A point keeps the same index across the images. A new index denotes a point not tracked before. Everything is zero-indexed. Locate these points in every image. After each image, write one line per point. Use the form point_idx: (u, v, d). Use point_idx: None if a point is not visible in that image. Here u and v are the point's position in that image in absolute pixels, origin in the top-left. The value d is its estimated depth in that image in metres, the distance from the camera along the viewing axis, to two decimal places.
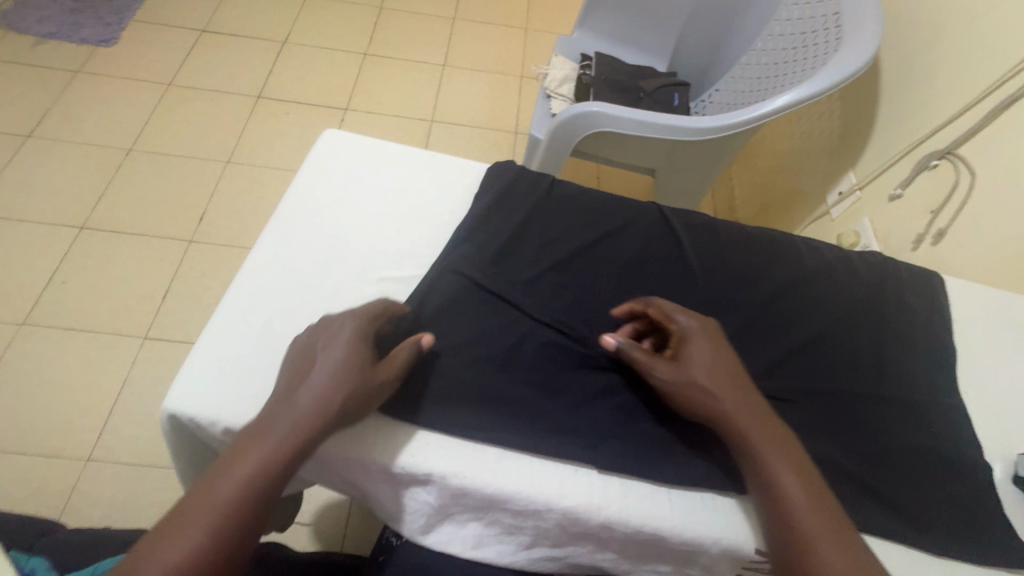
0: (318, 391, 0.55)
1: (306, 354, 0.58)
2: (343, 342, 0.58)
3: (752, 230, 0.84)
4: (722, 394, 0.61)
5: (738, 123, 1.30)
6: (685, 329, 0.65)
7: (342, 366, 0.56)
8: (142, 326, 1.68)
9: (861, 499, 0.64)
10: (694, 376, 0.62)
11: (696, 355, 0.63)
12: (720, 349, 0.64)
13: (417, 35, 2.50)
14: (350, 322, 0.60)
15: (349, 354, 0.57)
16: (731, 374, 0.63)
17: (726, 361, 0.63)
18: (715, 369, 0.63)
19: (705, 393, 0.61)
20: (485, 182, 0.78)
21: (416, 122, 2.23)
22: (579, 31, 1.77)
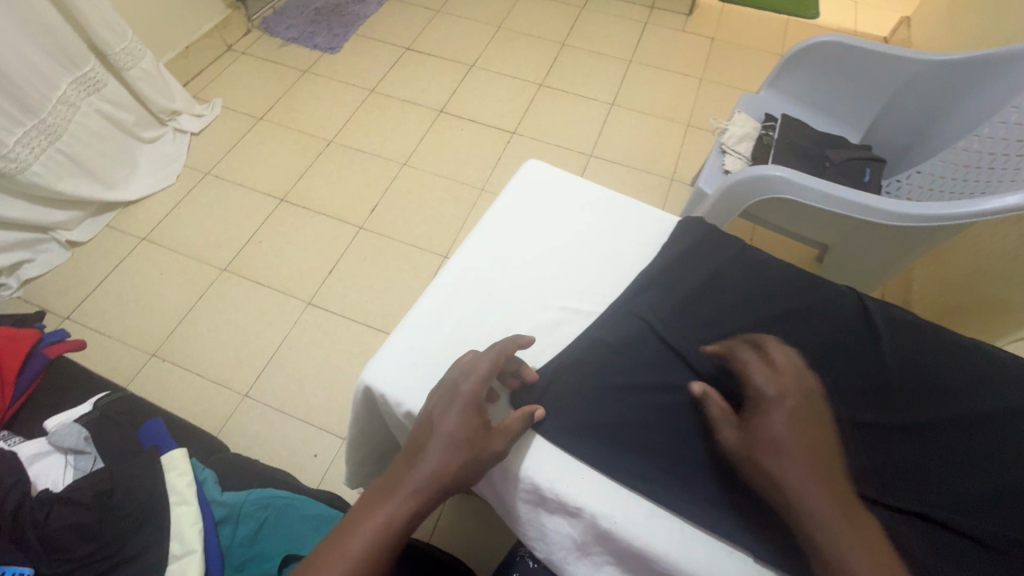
0: (445, 449, 0.56)
1: (423, 412, 0.60)
2: (456, 400, 0.59)
3: (968, 341, 0.74)
4: (796, 465, 0.53)
5: (947, 214, 1.16)
6: (767, 389, 0.58)
7: (462, 426, 0.57)
8: (309, 292, 1.93)
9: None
10: (766, 441, 0.55)
11: (775, 417, 0.56)
12: (804, 421, 0.56)
13: (592, 73, 2.61)
14: (459, 380, 0.61)
15: (465, 414, 0.58)
16: (813, 446, 0.55)
17: (807, 428, 0.55)
18: (795, 444, 0.54)
19: (777, 459, 0.54)
20: (674, 234, 0.80)
21: (575, 155, 2.31)
22: (766, 91, 1.73)
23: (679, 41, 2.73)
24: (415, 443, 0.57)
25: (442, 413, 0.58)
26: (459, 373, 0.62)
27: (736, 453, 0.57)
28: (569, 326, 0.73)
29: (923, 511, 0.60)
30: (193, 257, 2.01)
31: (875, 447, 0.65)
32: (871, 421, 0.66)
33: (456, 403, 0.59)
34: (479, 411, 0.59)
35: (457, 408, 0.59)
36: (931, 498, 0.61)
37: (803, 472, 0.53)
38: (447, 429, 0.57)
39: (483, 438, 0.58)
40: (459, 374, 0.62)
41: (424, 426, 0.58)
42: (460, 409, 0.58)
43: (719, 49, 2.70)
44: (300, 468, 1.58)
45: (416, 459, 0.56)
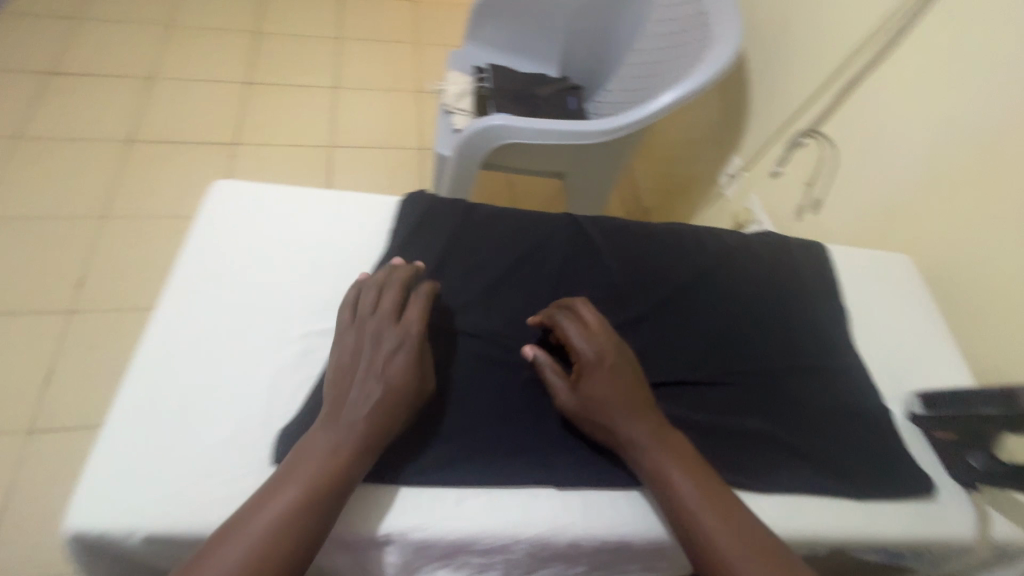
0: (368, 407, 0.57)
1: (347, 368, 0.60)
2: (388, 355, 0.60)
3: (662, 224, 0.86)
4: (616, 418, 0.62)
5: (632, 121, 1.37)
6: (586, 353, 0.65)
7: (393, 386, 0.59)
8: (23, 418, 1.46)
9: (796, 464, 0.67)
10: (592, 406, 0.62)
11: (590, 385, 0.63)
12: (620, 374, 0.64)
13: (302, 59, 2.39)
14: (389, 325, 0.62)
15: (395, 371, 0.59)
16: (623, 389, 0.63)
17: (629, 387, 0.64)
18: (621, 396, 0.63)
19: (603, 419, 0.62)
20: (399, 215, 0.76)
21: (315, 150, 2.13)
22: (468, 43, 1.78)
23: (381, 9, 2.66)
24: (340, 406, 0.58)
25: (370, 369, 0.60)
26: (388, 318, 0.63)
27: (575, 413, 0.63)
28: (319, 351, 0.65)
29: (667, 381, 0.70)
30: None
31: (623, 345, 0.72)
32: (614, 323, 0.74)
33: (386, 351, 0.60)
34: (416, 363, 0.61)
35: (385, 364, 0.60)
36: (671, 367, 0.72)
37: (624, 414, 0.62)
38: (377, 387, 0.58)
39: (412, 390, 0.59)
40: (384, 325, 0.62)
41: (355, 386, 0.59)
42: (390, 362, 0.60)
43: (423, 9, 2.72)
44: None
45: (339, 425, 0.56)
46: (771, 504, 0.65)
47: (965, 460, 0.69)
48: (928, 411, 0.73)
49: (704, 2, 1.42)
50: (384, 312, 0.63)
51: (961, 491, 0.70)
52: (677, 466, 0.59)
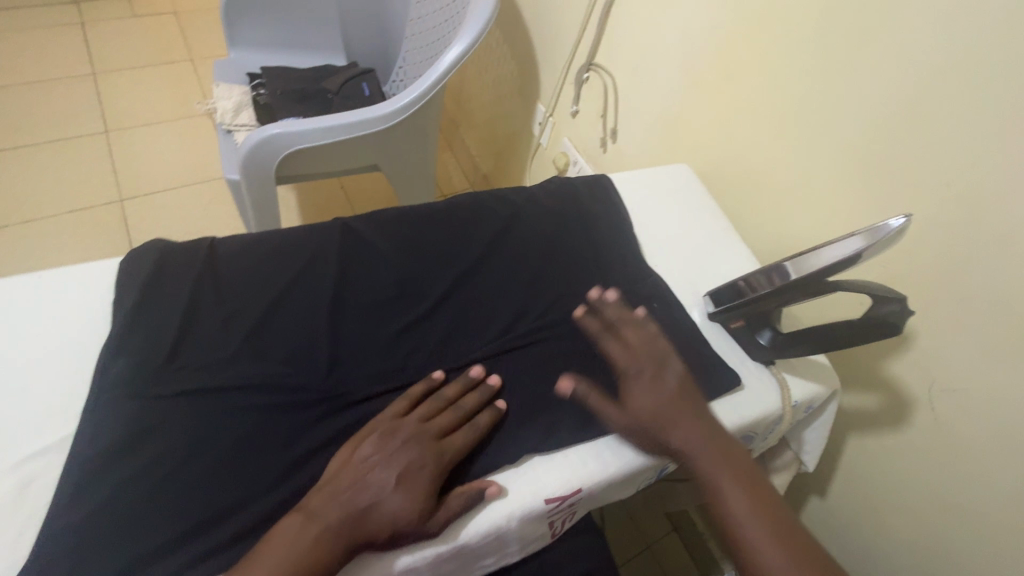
0: (363, 522, 0.53)
1: (360, 468, 0.56)
2: (411, 466, 0.56)
3: (440, 202, 0.82)
4: (679, 420, 0.64)
5: (420, 93, 1.30)
6: (629, 366, 0.68)
7: (398, 509, 0.53)
8: None
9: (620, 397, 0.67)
10: (642, 412, 0.64)
11: (637, 388, 0.66)
12: (660, 390, 0.66)
13: (55, 109, 2.01)
14: (419, 432, 0.58)
15: (409, 492, 0.55)
16: (667, 383, 0.66)
17: (665, 399, 0.65)
18: (659, 406, 0.65)
19: (659, 424, 0.64)
20: (120, 280, 0.64)
21: (102, 209, 1.82)
22: (235, 50, 1.60)
23: (138, 29, 2.30)
24: (329, 498, 0.54)
25: (380, 477, 0.55)
26: (421, 425, 0.59)
27: (624, 424, 0.64)
28: (42, 476, 0.53)
29: (473, 363, 0.67)
30: None
31: (421, 341, 0.67)
32: (406, 321, 0.68)
33: (404, 458, 0.56)
34: (431, 489, 0.56)
35: (398, 477, 0.55)
36: (476, 346, 0.68)
37: (673, 410, 0.65)
38: (379, 500, 0.54)
39: (414, 521, 0.54)
40: (415, 435, 0.58)
41: (354, 481, 0.55)
42: (411, 477, 0.55)
43: (191, 19, 2.39)
44: None
45: (325, 521, 0.52)
46: (589, 449, 0.64)
47: (755, 339, 0.75)
48: (717, 307, 0.78)
49: None
50: (421, 418, 0.60)
51: (760, 368, 0.76)
52: (711, 451, 0.63)
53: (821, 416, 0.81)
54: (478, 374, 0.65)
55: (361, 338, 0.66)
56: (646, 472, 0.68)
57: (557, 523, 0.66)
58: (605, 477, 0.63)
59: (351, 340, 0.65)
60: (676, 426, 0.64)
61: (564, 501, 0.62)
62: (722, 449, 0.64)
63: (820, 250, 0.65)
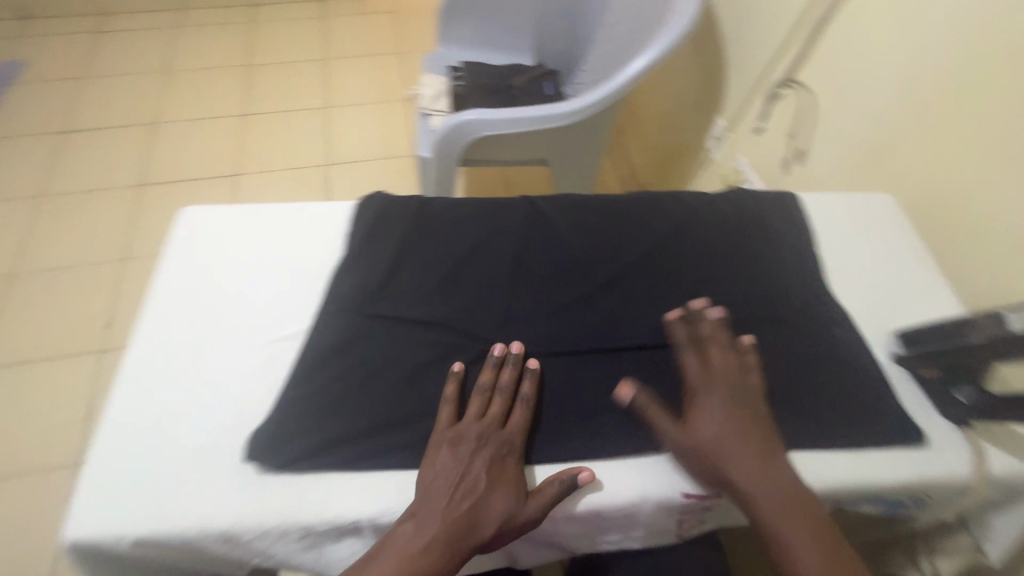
0: (473, 526, 0.56)
1: (445, 472, 0.58)
2: (490, 461, 0.59)
3: (619, 195, 0.85)
4: (755, 463, 0.59)
5: (604, 96, 1.36)
6: (704, 391, 0.64)
7: (502, 504, 0.57)
8: (66, 454, 1.43)
9: (781, 418, 0.65)
10: (709, 437, 0.61)
11: (709, 413, 0.62)
12: (734, 419, 0.61)
13: (293, 85, 2.45)
14: (482, 428, 0.61)
15: (505, 486, 0.58)
16: (743, 417, 0.62)
17: (735, 431, 0.61)
18: (726, 436, 0.61)
19: (717, 458, 0.60)
20: (355, 217, 0.78)
21: (313, 170, 2.18)
22: (442, 45, 1.80)
23: (364, 24, 2.70)
24: (434, 506, 0.56)
25: (472, 478, 0.58)
26: (478, 422, 0.62)
27: (685, 446, 0.61)
28: (285, 356, 0.68)
29: (631, 348, 0.70)
30: None
31: (585, 316, 0.72)
32: (573, 296, 0.73)
33: (483, 454, 0.59)
34: (517, 472, 0.60)
35: (486, 469, 0.59)
36: (636, 332, 0.71)
37: (760, 451, 0.60)
38: (479, 495, 0.57)
39: (519, 508, 0.57)
40: (479, 433, 0.61)
41: (448, 479, 0.58)
42: (494, 469, 0.59)
43: (404, 18, 2.74)
44: None
45: (437, 525, 0.55)
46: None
47: (951, 395, 0.67)
48: (909, 349, 0.70)
49: None
50: (476, 415, 0.62)
51: (950, 428, 0.67)
52: (801, 503, 0.58)
53: (1018, 506, 0.69)
54: (502, 353, 0.66)
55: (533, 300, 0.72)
56: None
57: (686, 525, 0.66)
58: None
59: (525, 302, 0.72)
60: (756, 472, 0.59)
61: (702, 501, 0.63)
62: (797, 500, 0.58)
63: None
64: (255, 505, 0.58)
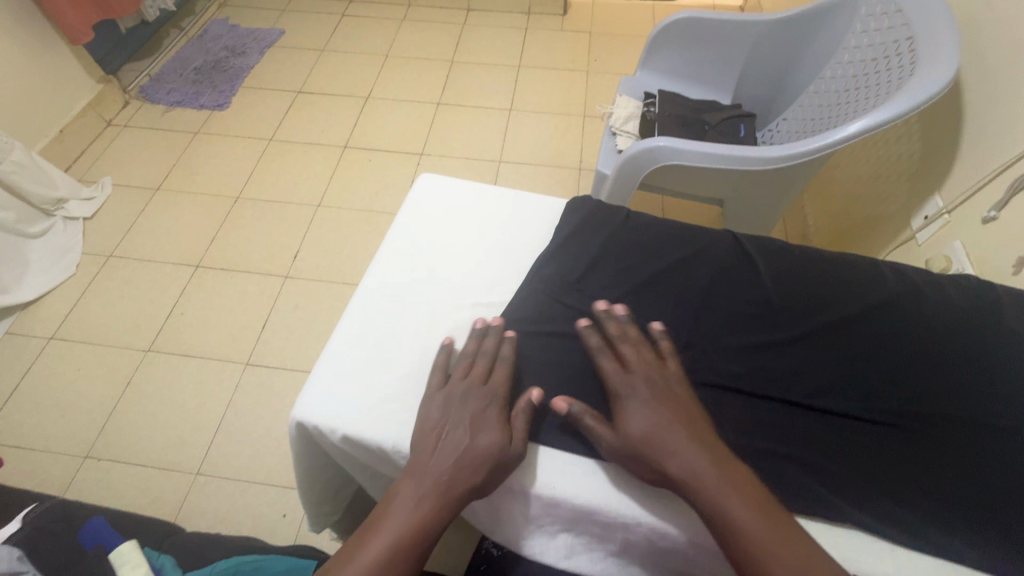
0: (466, 463, 0.59)
1: (435, 420, 0.63)
2: (479, 409, 0.64)
3: (829, 253, 0.82)
4: (673, 442, 0.59)
5: (810, 150, 1.30)
6: (620, 388, 0.65)
7: (487, 441, 0.61)
8: (245, 353, 1.69)
9: (985, 537, 0.58)
10: (631, 431, 0.61)
11: (629, 408, 0.63)
12: (650, 409, 0.62)
13: (486, 85, 2.66)
14: (467, 385, 0.66)
15: (491, 428, 0.63)
16: (661, 406, 0.62)
17: (657, 420, 0.61)
18: (652, 428, 0.60)
19: (648, 449, 0.59)
20: (565, 215, 0.85)
21: (487, 164, 2.35)
22: (642, 71, 1.85)
23: (561, 40, 2.85)
24: (429, 454, 0.60)
25: (456, 428, 0.62)
26: (463, 380, 0.67)
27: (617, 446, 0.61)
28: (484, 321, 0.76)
29: (818, 407, 0.67)
30: (100, 345, 1.71)
31: (772, 362, 0.71)
32: (764, 339, 0.72)
33: (472, 405, 0.64)
34: (500, 418, 0.64)
35: (474, 416, 0.63)
36: (827, 393, 0.68)
37: (649, 423, 0.61)
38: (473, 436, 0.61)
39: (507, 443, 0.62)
40: (464, 389, 0.66)
41: (439, 430, 0.62)
42: (479, 415, 0.64)
43: (599, 40, 2.84)
44: (268, 534, 1.37)
45: (432, 472, 0.59)
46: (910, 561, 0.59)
47: None
48: None
49: (913, 26, 1.28)
50: (461, 375, 0.68)
51: None
52: (708, 461, 0.57)
53: None
54: (484, 324, 0.73)
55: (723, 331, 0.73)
56: None
57: None
58: None
59: (710, 333, 0.73)
60: (658, 438, 0.59)
61: None
62: (710, 449, 0.59)
63: None
64: None
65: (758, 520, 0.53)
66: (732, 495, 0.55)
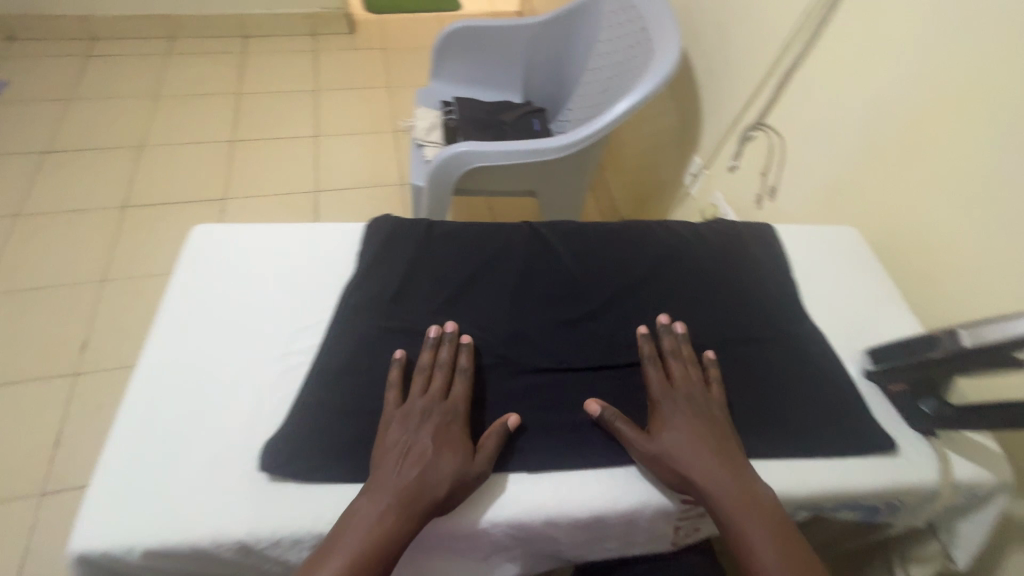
0: (425, 485, 0.59)
1: (396, 443, 0.61)
2: (439, 430, 0.63)
3: (615, 223, 0.91)
4: (699, 459, 0.63)
5: (592, 133, 1.45)
6: (661, 404, 0.68)
7: (450, 461, 0.61)
8: (34, 482, 1.35)
9: (768, 430, 0.70)
10: (670, 443, 0.64)
11: (669, 422, 0.66)
12: (688, 425, 0.65)
13: (282, 114, 2.48)
14: (427, 404, 0.65)
15: (452, 448, 0.62)
16: (699, 422, 0.66)
17: (694, 438, 0.64)
18: (685, 443, 0.64)
19: (679, 463, 0.63)
20: (365, 238, 0.82)
21: (302, 196, 2.20)
22: (435, 81, 1.89)
23: (354, 59, 2.79)
24: (387, 478, 0.59)
25: (420, 445, 0.61)
26: (424, 397, 0.65)
27: (649, 456, 0.64)
28: (298, 370, 0.70)
29: (630, 364, 0.74)
30: None
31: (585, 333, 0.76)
32: (574, 314, 0.77)
33: (431, 423, 0.63)
34: (464, 434, 0.64)
35: (435, 439, 0.62)
36: (634, 349, 0.75)
37: (682, 437, 0.64)
38: (435, 457, 0.61)
39: (468, 464, 0.61)
40: (424, 406, 0.64)
41: (399, 452, 0.61)
42: (440, 434, 0.63)
43: (393, 55, 2.84)
44: None
45: (393, 489, 0.58)
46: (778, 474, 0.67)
47: (917, 406, 0.74)
48: (877, 364, 0.77)
49: (644, 18, 1.51)
50: (420, 392, 0.66)
51: (916, 437, 0.74)
52: (730, 477, 0.62)
53: (982, 511, 0.75)
54: (438, 334, 0.70)
55: (537, 317, 0.77)
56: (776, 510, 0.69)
57: (682, 533, 0.70)
58: None
59: (526, 320, 0.76)
60: (688, 450, 0.63)
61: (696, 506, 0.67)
62: (732, 468, 0.63)
63: (1005, 321, 0.63)
64: (267, 513, 0.59)
65: (772, 538, 0.59)
66: (748, 516, 0.60)
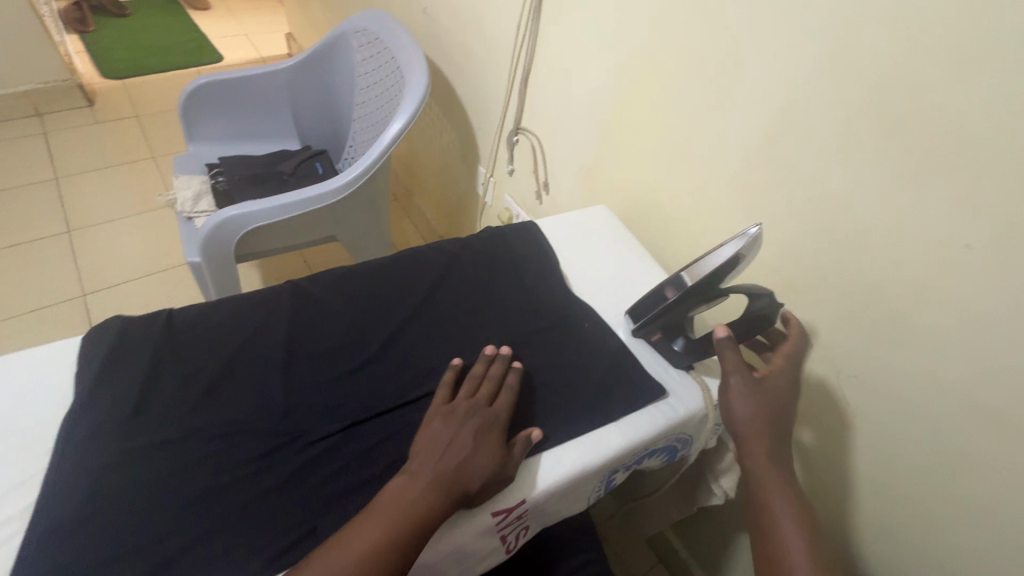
0: (462, 476, 0.63)
1: (439, 436, 0.66)
2: (484, 431, 0.67)
3: (384, 258, 0.90)
4: (752, 403, 0.74)
5: (369, 164, 1.42)
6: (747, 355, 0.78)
7: (485, 459, 0.65)
8: None
9: (560, 413, 0.75)
10: (740, 385, 0.75)
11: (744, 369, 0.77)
12: (756, 379, 0.76)
13: (16, 215, 2.05)
14: (473, 405, 0.69)
15: (491, 447, 0.66)
16: (766, 376, 0.76)
17: (755, 390, 0.75)
18: (749, 393, 0.74)
19: (736, 400, 0.75)
20: (83, 354, 0.69)
21: (66, 305, 1.84)
22: (194, 144, 1.71)
23: (101, 133, 2.41)
24: (431, 460, 0.64)
25: (461, 440, 0.66)
26: (469, 400, 0.70)
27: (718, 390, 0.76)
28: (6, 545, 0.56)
29: (421, 396, 0.73)
30: None
31: (369, 379, 0.74)
32: (355, 363, 0.74)
33: (473, 423, 0.67)
34: (501, 439, 0.68)
35: (476, 436, 0.66)
36: (422, 380, 0.75)
37: (750, 385, 0.75)
38: (474, 452, 0.65)
39: (499, 467, 0.65)
40: (469, 407, 0.69)
41: (445, 443, 0.65)
42: (479, 435, 0.67)
43: (152, 120, 2.52)
44: None
45: (431, 474, 0.62)
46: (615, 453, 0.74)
47: (671, 347, 0.84)
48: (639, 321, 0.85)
49: (390, 45, 1.53)
50: (466, 396, 0.71)
51: (679, 372, 0.85)
52: (764, 424, 0.73)
53: None
54: (492, 352, 0.77)
55: (314, 380, 0.72)
56: (591, 479, 0.74)
57: (511, 538, 0.71)
58: (548, 487, 0.69)
59: (302, 385, 0.71)
60: (751, 394, 0.74)
61: (511, 512, 0.67)
62: (773, 418, 0.74)
63: (707, 256, 0.75)
64: None
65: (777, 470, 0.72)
66: (766, 446, 0.73)
